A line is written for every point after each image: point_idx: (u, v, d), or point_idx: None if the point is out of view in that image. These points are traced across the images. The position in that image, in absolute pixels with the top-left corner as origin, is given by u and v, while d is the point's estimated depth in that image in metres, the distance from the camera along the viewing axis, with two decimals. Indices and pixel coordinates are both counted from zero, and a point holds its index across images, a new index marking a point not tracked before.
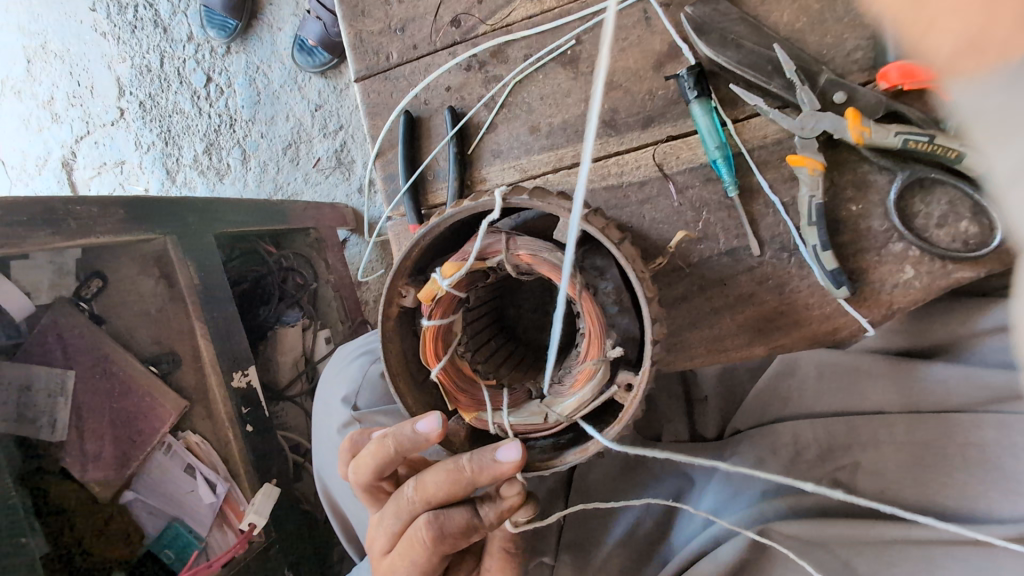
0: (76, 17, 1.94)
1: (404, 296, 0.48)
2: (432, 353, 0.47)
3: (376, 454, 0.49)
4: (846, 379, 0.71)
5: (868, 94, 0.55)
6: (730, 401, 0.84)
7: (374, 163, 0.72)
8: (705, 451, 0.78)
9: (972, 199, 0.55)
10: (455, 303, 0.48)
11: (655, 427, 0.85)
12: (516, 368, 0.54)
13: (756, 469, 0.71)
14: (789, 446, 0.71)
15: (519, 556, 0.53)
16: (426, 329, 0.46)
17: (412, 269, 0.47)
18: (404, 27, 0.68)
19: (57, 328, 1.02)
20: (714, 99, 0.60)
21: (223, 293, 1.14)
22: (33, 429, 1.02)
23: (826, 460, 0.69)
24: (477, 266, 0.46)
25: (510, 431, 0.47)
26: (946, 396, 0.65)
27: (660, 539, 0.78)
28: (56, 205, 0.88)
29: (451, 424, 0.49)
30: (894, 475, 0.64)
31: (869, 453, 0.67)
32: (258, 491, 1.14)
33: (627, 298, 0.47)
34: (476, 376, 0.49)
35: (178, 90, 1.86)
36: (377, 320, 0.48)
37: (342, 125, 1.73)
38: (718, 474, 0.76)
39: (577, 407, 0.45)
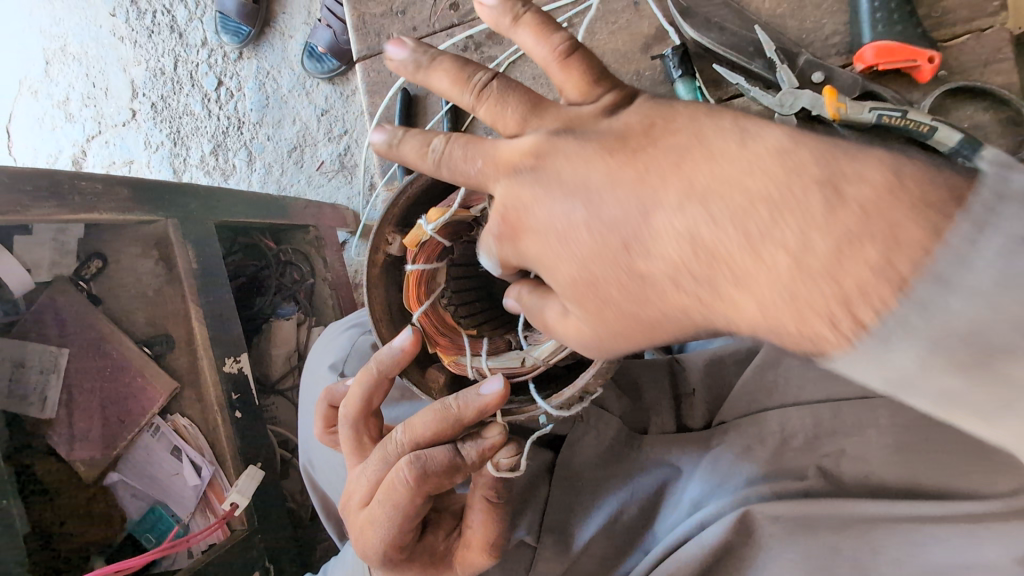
0: (96, 22, 2.00)
1: (390, 245, 0.50)
2: (412, 296, 0.50)
3: (371, 386, 0.51)
4: (832, 367, 0.71)
5: (844, 75, 0.57)
6: (717, 393, 0.82)
7: (372, 139, 0.74)
8: (690, 442, 0.77)
9: None
10: (439, 252, 0.50)
11: (642, 420, 0.83)
12: (498, 327, 0.54)
13: (744, 455, 0.71)
14: (775, 433, 0.71)
15: (502, 505, 0.54)
16: (410, 273, 0.49)
17: (400, 219, 0.50)
18: (405, 10, 0.72)
19: (54, 307, 1.05)
20: (699, 79, 0.62)
21: (220, 279, 1.13)
22: (23, 405, 1.03)
23: (811, 448, 0.69)
24: (461, 214, 0.48)
25: (488, 375, 0.48)
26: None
27: (643, 527, 0.77)
28: (62, 179, 0.90)
29: (431, 371, 0.52)
30: (878, 460, 0.65)
31: (853, 439, 0.67)
32: (241, 472, 1.11)
33: None
34: (457, 324, 0.52)
35: (189, 92, 1.92)
36: (363, 266, 0.50)
37: (348, 130, 1.79)
38: (705, 462, 0.74)
39: (554, 352, 0.46)
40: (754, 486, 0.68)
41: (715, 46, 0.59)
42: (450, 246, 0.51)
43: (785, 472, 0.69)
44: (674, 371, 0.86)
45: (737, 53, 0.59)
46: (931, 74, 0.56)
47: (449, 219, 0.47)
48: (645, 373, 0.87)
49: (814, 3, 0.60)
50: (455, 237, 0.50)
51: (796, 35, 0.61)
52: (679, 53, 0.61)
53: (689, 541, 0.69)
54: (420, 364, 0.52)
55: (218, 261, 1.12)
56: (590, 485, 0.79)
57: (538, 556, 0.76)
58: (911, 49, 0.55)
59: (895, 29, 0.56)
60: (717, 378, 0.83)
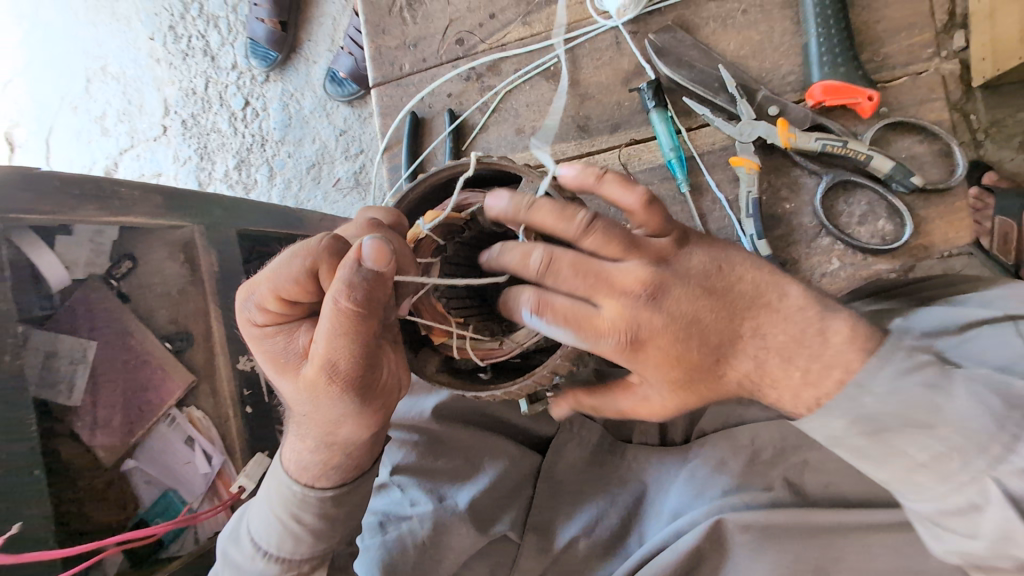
0: (135, 45, 2.15)
1: None
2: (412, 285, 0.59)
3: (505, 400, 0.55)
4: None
5: (796, 109, 0.65)
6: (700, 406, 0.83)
7: (382, 156, 0.82)
8: (669, 453, 0.82)
9: (886, 201, 0.64)
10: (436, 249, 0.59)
11: (625, 429, 0.88)
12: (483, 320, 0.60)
13: (717, 469, 0.77)
14: (745, 447, 0.77)
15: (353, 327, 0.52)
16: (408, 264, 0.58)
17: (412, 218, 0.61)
18: (416, 44, 0.80)
19: (87, 302, 1.14)
20: (671, 110, 0.70)
21: (239, 282, 1.21)
22: (52, 392, 1.10)
23: (779, 461, 0.75)
24: (457, 218, 0.58)
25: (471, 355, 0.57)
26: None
27: (626, 531, 0.82)
28: (105, 185, 0.99)
29: (421, 356, 0.59)
30: (837, 470, 0.73)
31: (816, 451, 0.74)
32: (251, 459, 1.21)
33: None
34: (447, 312, 0.59)
35: (218, 111, 2.05)
36: None
37: (364, 150, 1.91)
38: (683, 474, 0.79)
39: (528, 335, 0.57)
40: (728, 497, 0.75)
41: (685, 82, 0.68)
42: (445, 244, 0.59)
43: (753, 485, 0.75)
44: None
45: (704, 88, 0.68)
46: (873, 110, 0.64)
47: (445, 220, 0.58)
48: None
49: (772, 47, 0.68)
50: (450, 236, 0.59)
51: (757, 75, 0.68)
52: (652, 87, 0.69)
53: (666, 548, 0.74)
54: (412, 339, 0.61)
55: (237, 266, 1.21)
56: (572, 491, 0.84)
57: (520, 553, 0.82)
58: (852, 88, 0.63)
59: (839, 70, 0.64)
60: None
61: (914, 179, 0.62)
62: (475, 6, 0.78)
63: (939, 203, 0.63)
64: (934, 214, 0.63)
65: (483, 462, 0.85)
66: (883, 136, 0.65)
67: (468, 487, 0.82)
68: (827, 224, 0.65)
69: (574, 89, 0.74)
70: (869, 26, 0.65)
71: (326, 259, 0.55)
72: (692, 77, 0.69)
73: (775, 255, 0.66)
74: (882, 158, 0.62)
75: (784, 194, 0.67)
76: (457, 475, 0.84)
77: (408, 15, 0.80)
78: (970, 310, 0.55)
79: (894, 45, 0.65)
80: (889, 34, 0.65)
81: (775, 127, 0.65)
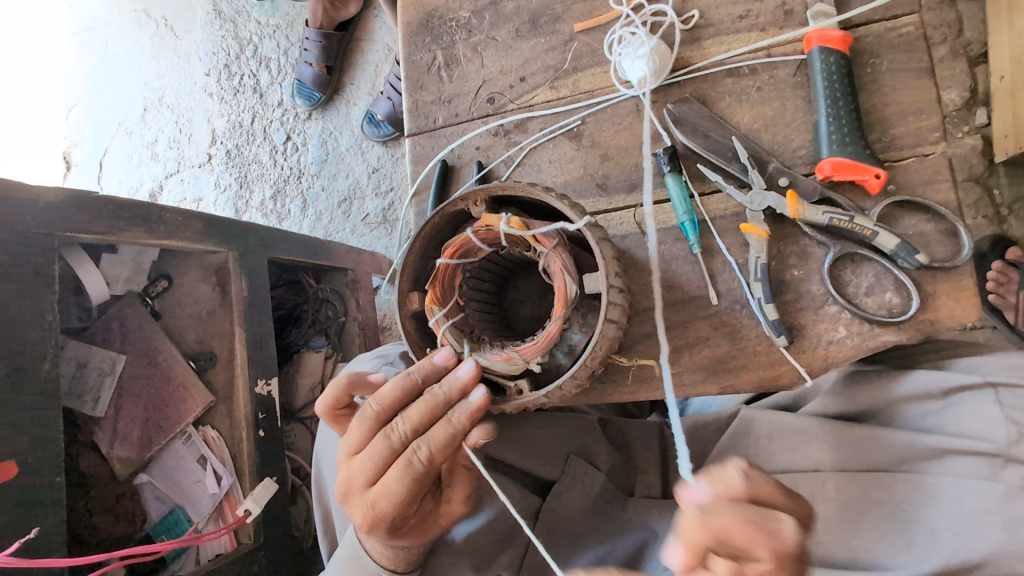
0: (192, 79, 2.30)
1: (477, 206, 0.60)
2: (453, 249, 0.58)
3: (363, 428, 0.59)
4: (792, 440, 0.82)
5: (806, 181, 0.68)
6: (699, 461, 0.96)
7: (411, 201, 0.87)
8: (669, 507, 0.89)
9: (892, 274, 0.66)
10: (494, 242, 0.59)
11: (629, 480, 0.97)
12: (479, 316, 0.64)
13: None
14: None
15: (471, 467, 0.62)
16: (466, 234, 0.57)
17: (493, 195, 0.59)
18: (451, 100, 0.86)
19: (122, 317, 1.21)
20: (685, 175, 0.74)
21: (265, 308, 1.26)
22: (79, 402, 1.17)
23: None
24: (529, 244, 0.58)
25: (436, 330, 0.58)
26: (874, 456, 0.76)
27: None
28: (152, 210, 1.02)
29: (406, 324, 0.60)
30: (828, 530, 0.74)
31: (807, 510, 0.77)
32: (257, 482, 1.19)
33: (589, 322, 0.59)
34: (458, 288, 0.60)
35: (261, 144, 2.18)
36: (445, 200, 0.58)
37: (393, 188, 2.01)
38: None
39: (532, 351, 0.56)
40: None
41: (698, 149, 0.72)
42: (506, 246, 0.59)
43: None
44: (663, 434, 1.01)
45: (718, 156, 0.72)
46: (880, 188, 0.66)
47: (521, 235, 0.56)
48: (637, 433, 1.02)
49: (784, 122, 0.72)
50: (513, 246, 0.59)
51: (769, 148, 0.72)
52: (668, 153, 0.73)
53: None
54: (411, 285, 0.61)
55: (266, 293, 1.27)
56: (570, 535, 0.88)
57: None
58: (861, 166, 0.66)
59: (847, 148, 0.67)
60: (702, 450, 0.96)
61: (919, 257, 0.64)
62: (507, 69, 0.84)
63: (946, 279, 0.64)
64: (939, 290, 0.65)
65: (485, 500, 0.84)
66: (890, 213, 0.67)
67: (467, 522, 0.83)
68: (834, 293, 0.67)
69: (595, 149, 0.79)
70: (878, 108, 0.69)
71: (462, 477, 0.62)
72: (707, 146, 0.72)
73: (782, 319, 0.69)
74: (887, 234, 0.64)
75: (793, 261, 0.69)
76: None
77: (445, 74, 0.87)
78: (960, 376, 0.73)
79: (901, 128, 0.68)
80: (897, 116, 0.68)
81: (784, 198, 0.68)
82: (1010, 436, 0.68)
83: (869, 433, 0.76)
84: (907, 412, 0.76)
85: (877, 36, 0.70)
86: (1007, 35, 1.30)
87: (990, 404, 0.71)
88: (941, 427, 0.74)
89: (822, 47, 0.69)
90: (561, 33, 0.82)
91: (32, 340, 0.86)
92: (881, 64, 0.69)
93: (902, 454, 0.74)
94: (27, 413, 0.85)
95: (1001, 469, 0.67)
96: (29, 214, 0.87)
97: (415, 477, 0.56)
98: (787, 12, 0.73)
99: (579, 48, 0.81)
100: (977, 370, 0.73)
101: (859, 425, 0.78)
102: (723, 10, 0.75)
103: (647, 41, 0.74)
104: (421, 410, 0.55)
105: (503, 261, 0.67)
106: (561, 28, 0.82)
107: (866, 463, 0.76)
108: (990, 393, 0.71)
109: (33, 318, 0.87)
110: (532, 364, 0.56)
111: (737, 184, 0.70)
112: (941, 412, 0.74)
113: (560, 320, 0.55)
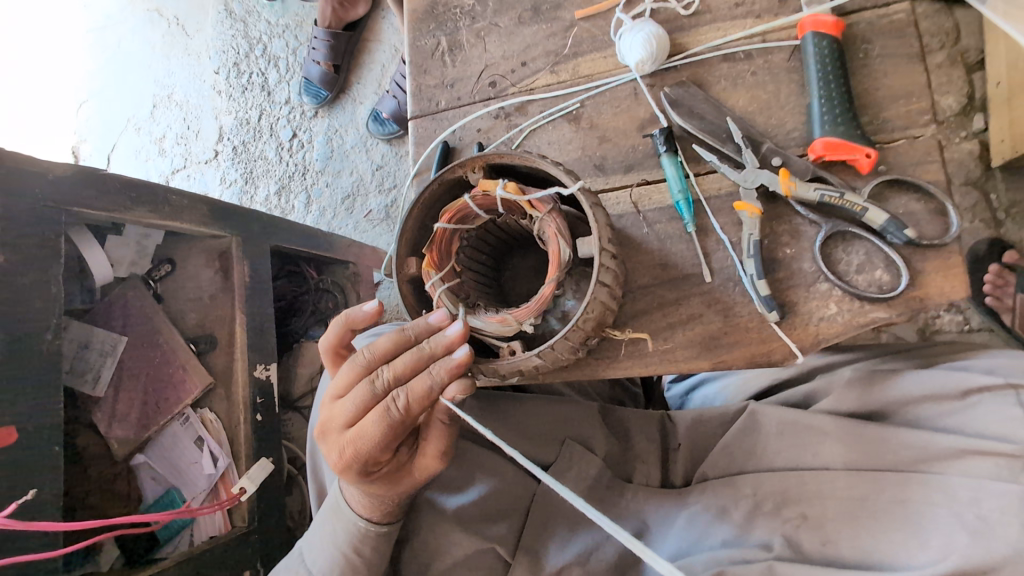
0: (201, 77, 2.34)
1: (474, 174, 0.61)
2: (450, 214, 0.60)
3: (350, 374, 0.60)
4: (802, 437, 0.81)
5: (798, 161, 0.70)
6: (699, 452, 0.92)
7: (412, 182, 0.89)
8: (668, 496, 0.86)
9: (882, 252, 0.67)
10: (490, 209, 0.60)
11: (628, 469, 0.92)
12: (476, 284, 0.65)
13: (718, 517, 0.81)
14: (748, 496, 0.81)
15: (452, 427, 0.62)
16: (463, 200, 0.59)
17: (491, 163, 0.60)
18: (453, 84, 0.88)
19: (124, 299, 1.22)
20: (681, 155, 0.76)
21: (266, 294, 1.27)
22: (79, 381, 1.17)
23: (777, 514, 0.79)
24: (524, 209, 0.59)
25: (432, 293, 0.60)
26: (888, 456, 0.76)
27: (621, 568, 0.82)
28: (159, 190, 1.04)
29: (403, 287, 0.62)
30: (833, 527, 0.75)
31: (815, 506, 0.77)
32: (253, 462, 1.21)
33: (582, 288, 0.61)
34: (455, 254, 0.62)
35: (267, 140, 2.21)
36: (443, 167, 0.60)
37: (396, 186, 2.04)
38: (681, 518, 0.84)
39: (526, 312, 0.57)
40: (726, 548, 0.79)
41: (693, 130, 0.74)
42: (502, 212, 0.61)
43: (755, 537, 0.79)
44: (664, 426, 0.96)
45: (713, 137, 0.73)
46: (870, 167, 0.68)
47: (516, 200, 0.58)
48: (636, 423, 0.97)
49: (778, 105, 0.73)
50: (508, 213, 0.61)
51: (763, 130, 0.74)
52: (664, 133, 0.75)
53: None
54: (409, 251, 0.62)
55: (267, 279, 1.28)
56: (568, 520, 0.85)
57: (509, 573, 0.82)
58: (851, 146, 0.68)
59: (839, 129, 0.69)
60: (703, 436, 0.93)
61: (908, 232, 0.65)
62: (509, 54, 0.86)
63: (935, 257, 0.66)
64: (929, 267, 0.66)
65: (475, 476, 0.86)
66: (880, 192, 0.68)
67: (459, 496, 0.84)
68: (826, 270, 0.68)
69: (593, 131, 0.80)
70: (869, 92, 0.71)
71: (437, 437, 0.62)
72: (702, 127, 0.74)
73: (773, 295, 0.70)
74: (876, 210, 0.66)
75: (785, 240, 0.70)
76: (449, 485, 0.86)
77: (448, 58, 0.89)
78: (973, 378, 0.76)
79: (892, 111, 0.70)
80: (888, 100, 0.70)
81: (777, 176, 0.69)
82: None
83: (883, 433, 0.77)
84: (926, 412, 0.78)
85: (869, 22, 0.72)
86: (1003, 42, 1.32)
87: (1011, 406, 0.73)
88: (960, 428, 0.75)
89: (816, 32, 0.71)
90: (562, 20, 0.84)
91: (36, 311, 0.88)
92: (873, 50, 0.71)
93: (916, 454, 0.75)
94: (28, 382, 0.86)
95: (1021, 471, 0.69)
96: (39, 187, 0.88)
97: (391, 424, 0.57)
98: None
99: (579, 34, 0.83)
100: (997, 373, 0.76)
101: (873, 424, 0.79)
102: None
103: (645, 27, 0.76)
104: (406, 359, 0.57)
105: (502, 233, 0.69)
106: (562, 15, 0.84)
107: (878, 461, 0.77)
108: (1011, 395, 0.74)
109: (39, 289, 0.88)
110: (526, 326, 0.58)
111: (731, 162, 0.72)
112: (961, 411, 0.76)
113: (554, 283, 0.56)
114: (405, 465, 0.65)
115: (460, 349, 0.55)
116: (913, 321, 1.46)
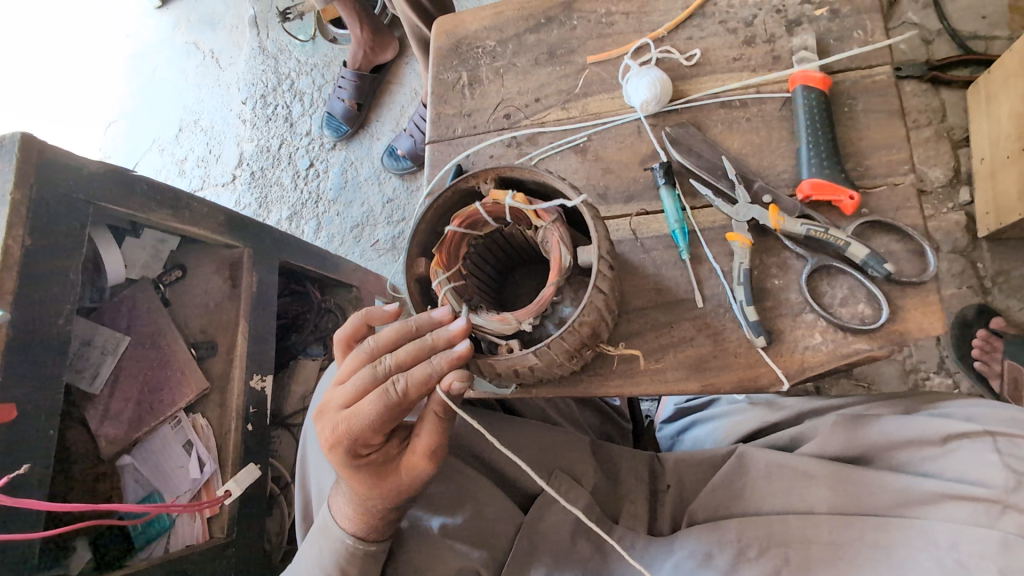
0: (228, 106, 2.46)
1: (486, 185, 0.66)
2: (460, 220, 0.64)
3: (354, 361, 0.63)
4: (788, 480, 0.82)
5: (787, 199, 0.75)
6: (689, 490, 0.93)
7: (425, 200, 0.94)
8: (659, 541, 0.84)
9: (865, 287, 0.71)
10: (497, 217, 0.65)
11: (614, 505, 0.92)
12: (480, 291, 0.69)
13: (703, 563, 0.78)
14: (733, 542, 0.78)
15: (447, 424, 0.63)
16: (474, 206, 0.63)
17: (501, 175, 0.65)
18: (471, 114, 0.95)
19: (133, 300, 1.25)
20: (679, 189, 0.81)
21: (270, 305, 1.30)
22: (76, 376, 1.16)
23: (764, 560, 0.76)
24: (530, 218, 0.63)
25: (438, 292, 0.63)
26: (870, 500, 0.77)
27: None
28: (182, 196, 1.10)
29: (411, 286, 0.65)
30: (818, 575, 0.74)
31: (800, 552, 0.76)
32: (240, 469, 1.21)
33: (579, 296, 0.64)
34: (462, 258, 0.66)
35: (285, 168, 2.29)
36: (458, 177, 0.65)
37: (405, 218, 2.11)
38: (668, 564, 0.80)
39: (527, 312, 0.61)
40: None
41: (691, 166, 0.79)
42: (509, 221, 0.65)
43: None
44: (652, 467, 0.98)
45: (708, 173, 0.79)
46: (853, 208, 0.73)
47: (524, 210, 0.62)
48: (627, 462, 0.98)
49: (770, 149, 0.80)
50: (515, 222, 0.65)
51: (756, 171, 0.79)
52: (664, 167, 0.80)
53: None
54: (419, 251, 0.66)
55: (272, 290, 1.31)
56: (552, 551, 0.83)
57: None
58: (836, 188, 0.73)
59: (825, 171, 0.74)
60: (691, 471, 0.93)
61: (887, 266, 0.69)
62: (525, 91, 0.93)
63: (915, 295, 0.70)
64: (909, 304, 0.70)
65: (463, 494, 0.86)
66: (863, 232, 0.73)
67: (444, 515, 0.83)
68: (812, 301, 0.72)
69: (598, 163, 0.86)
70: (853, 142, 0.77)
71: (430, 431, 0.63)
72: (698, 164, 0.80)
73: (761, 322, 0.73)
74: (858, 245, 0.70)
75: (774, 271, 0.75)
76: (437, 502, 0.85)
77: (467, 91, 0.96)
78: (952, 424, 0.78)
79: (874, 159, 0.75)
80: (870, 150, 0.76)
81: (767, 211, 0.74)
82: (1007, 482, 0.71)
83: (865, 477, 0.78)
84: (906, 457, 0.79)
85: (854, 81, 0.79)
86: (986, 121, 1.41)
87: (988, 452, 0.74)
88: (941, 472, 0.76)
89: (805, 86, 0.78)
90: (575, 64, 0.92)
91: (52, 297, 0.91)
92: (858, 105, 0.78)
93: (896, 498, 0.76)
94: (33, 363, 0.88)
95: (998, 516, 0.69)
96: (73, 180, 0.93)
97: (389, 407, 0.59)
98: (776, 57, 0.82)
99: (589, 76, 0.91)
100: (977, 422, 0.78)
101: (857, 468, 0.79)
102: (720, 53, 0.85)
103: (651, 72, 0.83)
104: (409, 348, 0.59)
105: (507, 248, 0.74)
106: (575, 60, 0.92)
107: (861, 505, 0.77)
108: (988, 441, 0.75)
109: (58, 277, 0.92)
110: (525, 325, 0.61)
111: (725, 196, 0.77)
112: (940, 457, 0.77)
113: (555, 284, 0.60)
114: (393, 460, 0.66)
115: (461, 343, 0.58)
116: (902, 380, 1.48)
